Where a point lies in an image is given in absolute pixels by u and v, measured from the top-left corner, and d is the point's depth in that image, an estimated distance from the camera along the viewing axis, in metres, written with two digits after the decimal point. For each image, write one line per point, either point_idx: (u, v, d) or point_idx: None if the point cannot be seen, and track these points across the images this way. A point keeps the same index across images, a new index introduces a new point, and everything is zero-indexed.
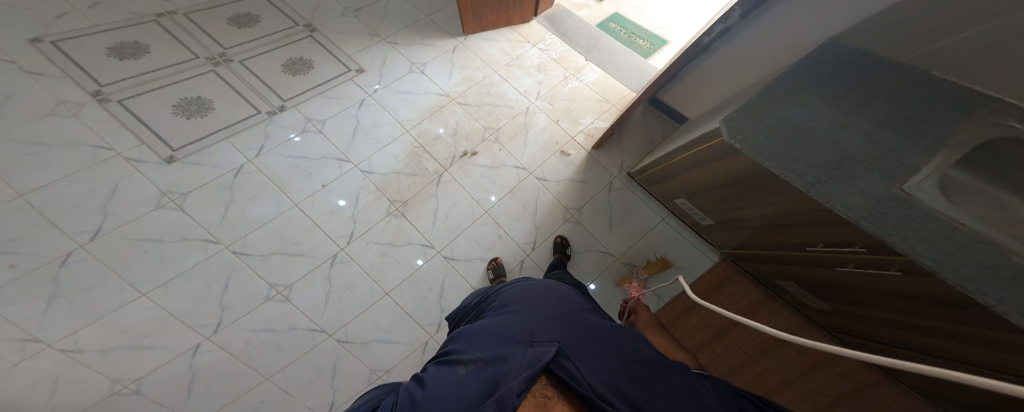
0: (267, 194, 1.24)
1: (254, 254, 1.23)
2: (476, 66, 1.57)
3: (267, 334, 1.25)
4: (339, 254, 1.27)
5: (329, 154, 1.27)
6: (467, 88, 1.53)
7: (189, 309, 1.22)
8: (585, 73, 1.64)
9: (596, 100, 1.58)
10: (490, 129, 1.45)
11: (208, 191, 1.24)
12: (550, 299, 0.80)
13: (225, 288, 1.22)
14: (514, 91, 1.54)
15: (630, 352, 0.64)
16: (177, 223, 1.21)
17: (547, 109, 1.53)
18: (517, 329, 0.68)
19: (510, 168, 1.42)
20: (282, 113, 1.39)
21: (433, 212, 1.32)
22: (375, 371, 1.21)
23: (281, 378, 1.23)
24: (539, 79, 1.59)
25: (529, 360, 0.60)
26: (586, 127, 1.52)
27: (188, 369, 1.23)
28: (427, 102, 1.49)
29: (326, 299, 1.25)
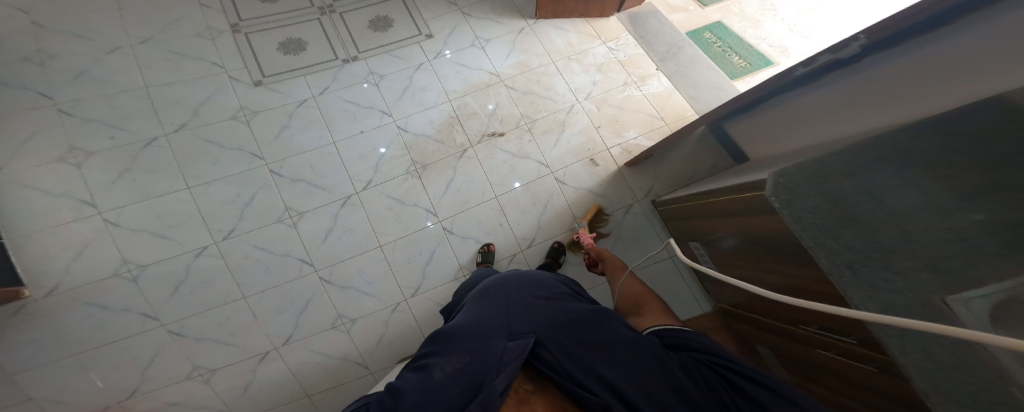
0: (317, 127, 1.42)
1: (285, 176, 1.37)
2: (536, 53, 1.61)
3: (263, 253, 1.31)
4: (352, 198, 1.37)
5: (377, 106, 1.47)
6: (522, 72, 1.58)
7: (214, 210, 1.35)
8: (648, 83, 1.62)
9: (643, 116, 1.56)
10: (526, 119, 1.50)
11: (274, 114, 1.44)
12: (525, 286, 0.81)
13: (250, 200, 1.35)
14: (564, 86, 1.57)
15: (601, 329, 0.67)
16: (240, 135, 1.40)
17: (591, 112, 1.54)
18: (495, 324, 0.68)
19: (533, 162, 1.45)
20: (354, 63, 1.54)
21: (447, 183, 1.39)
22: (341, 317, 1.26)
23: (256, 300, 1.28)
24: (595, 79, 1.60)
25: (512, 354, 0.62)
26: (623, 141, 1.52)
27: (184, 268, 1.31)
28: (477, 77, 1.56)
29: (326, 234, 1.33)
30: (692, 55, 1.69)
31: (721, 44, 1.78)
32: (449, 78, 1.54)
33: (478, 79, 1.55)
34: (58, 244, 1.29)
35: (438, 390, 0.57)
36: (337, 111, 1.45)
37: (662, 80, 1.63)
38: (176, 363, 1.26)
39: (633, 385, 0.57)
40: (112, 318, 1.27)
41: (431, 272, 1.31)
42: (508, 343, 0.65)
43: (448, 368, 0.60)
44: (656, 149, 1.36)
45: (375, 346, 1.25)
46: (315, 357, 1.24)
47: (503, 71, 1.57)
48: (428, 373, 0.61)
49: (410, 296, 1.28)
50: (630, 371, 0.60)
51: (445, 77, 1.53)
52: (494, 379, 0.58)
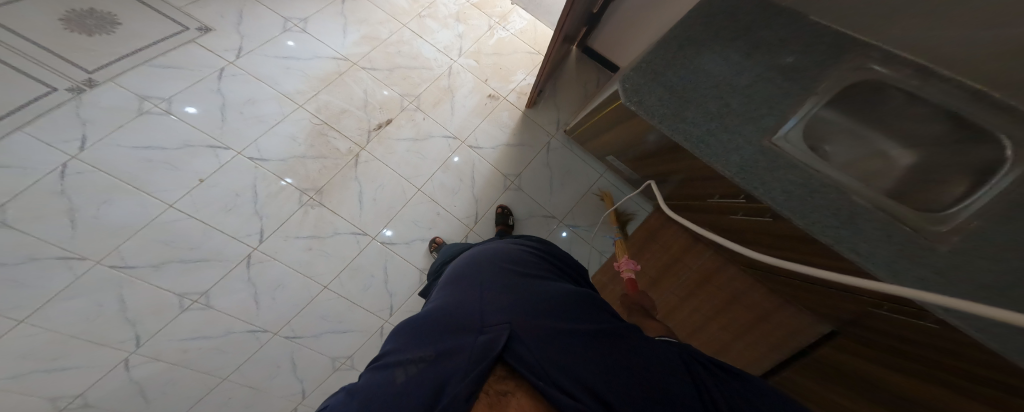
0: (125, 193, 0.98)
1: (141, 265, 1.02)
2: (377, 20, 1.31)
3: (203, 340, 1.13)
4: (255, 254, 1.09)
5: (196, 141, 1.06)
6: (372, 46, 1.28)
7: (91, 330, 1.00)
8: (512, 19, 1.43)
9: (524, 53, 1.40)
10: (409, 97, 1.26)
11: (33, 198, 0.90)
12: (500, 259, 0.67)
13: (122, 303, 1.02)
14: (431, 48, 1.32)
15: (586, 322, 0.51)
16: (7, 240, 0.89)
17: (472, 68, 1.33)
18: (464, 312, 0.52)
19: (439, 138, 1.26)
20: (99, 90, 0.99)
21: (356, 195, 1.08)
22: (336, 358, 1.22)
23: (240, 376, 1.17)
24: (459, 31, 1.37)
25: (480, 349, 0.44)
26: (516, 84, 1.35)
27: (129, 382, 1.07)
28: (319, 69, 1.22)
29: (256, 300, 1.13)
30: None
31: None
32: (280, 80, 1.18)
33: (325, 69, 1.22)
34: None
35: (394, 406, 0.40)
36: (137, 164, 1.00)
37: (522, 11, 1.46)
38: None
39: (620, 390, 0.42)
40: None
41: (395, 289, 1.21)
42: (477, 335, 0.46)
43: (409, 370, 0.45)
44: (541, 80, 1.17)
45: None
46: None
47: (349, 52, 1.26)
48: (385, 380, 0.45)
49: (389, 316, 1.22)
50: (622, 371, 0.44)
51: (274, 79, 1.17)
52: (460, 382, 0.41)
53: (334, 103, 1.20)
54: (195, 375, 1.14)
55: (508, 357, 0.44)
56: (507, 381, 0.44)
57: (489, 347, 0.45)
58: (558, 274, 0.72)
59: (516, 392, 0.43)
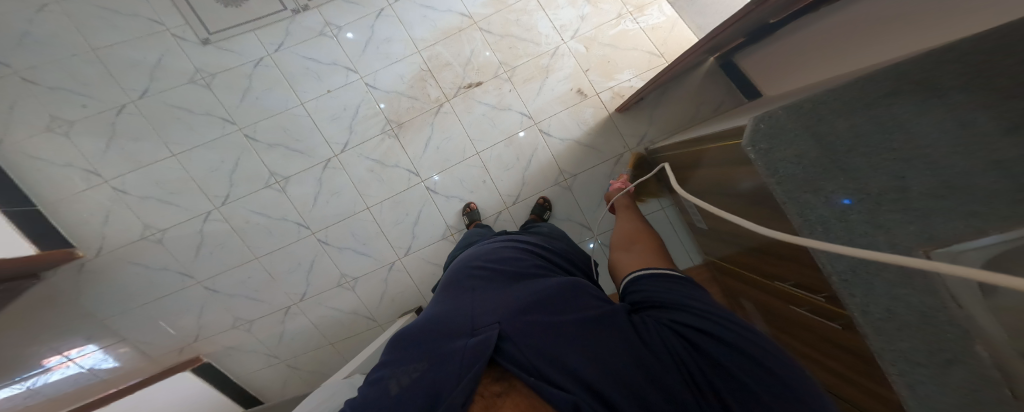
0: (280, 86, 1.32)
1: (261, 141, 1.34)
2: None
3: (262, 217, 1.39)
4: (333, 161, 1.34)
5: (339, 61, 1.29)
6: (496, 9, 1.29)
7: (205, 177, 1.39)
8: (649, 12, 1.31)
9: (642, 53, 1.32)
10: (505, 67, 1.30)
11: (232, 75, 1.33)
12: (495, 267, 0.73)
13: (235, 165, 1.37)
14: (547, 23, 1.30)
15: (566, 311, 0.57)
16: (204, 98, 1.35)
17: (579, 54, 1.31)
18: (453, 323, 0.58)
19: (515, 113, 1.32)
20: (305, 14, 1.28)
21: (426, 142, 1.32)
22: (345, 276, 1.40)
23: (266, 261, 1.42)
24: (584, 13, 1.31)
25: (470, 353, 0.51)
26: (615, 84, 1.33)
27: (197, 232, 1.44)
28: (446, 22, 1.29)
29: (315, 198, 1.37)
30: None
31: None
32: (414, 23, 1.28)
33: (449, 23, 1.29)
34: (87, 214, 1.42)
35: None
36: (298, 69, 1.30)
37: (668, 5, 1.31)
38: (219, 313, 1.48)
39: (605, 375, 0.47)
40: (157, 274, 1.47)
41: (419, 233, 1.37)
42: (467, 340, 0.54)
43: (404, 380, 0.51)
44: (647, 89, 1.18)
45: (380, 300, 1.42)
46: (329, 311, 1.44)
47: (476, 11, 1.29)
48: (378, 393, 0.51)
49: (403, 255, 1.38)
50: (601, 355, 0.49)
51: (410, 23, 1.28)
52: (453, 386, 0.48)
53: (444, 55, 1.29)
54: (241, 243, 1.42)
55: (500, 360, 0.51)
56: (499, 383, 0.50)
57: (478, 350, 0.51)
58: (548, 268, 0.78)
59: (511, 389, 0.49)
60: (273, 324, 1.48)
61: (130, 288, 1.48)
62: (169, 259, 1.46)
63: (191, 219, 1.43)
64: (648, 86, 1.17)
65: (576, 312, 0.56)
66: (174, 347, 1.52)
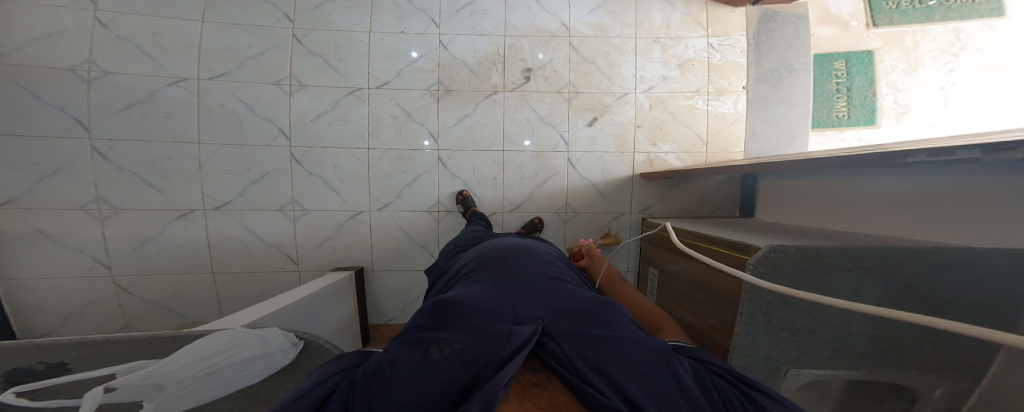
0: (360, 10, 1.28)
1: (305, 46, 1.26)
2: (623, 23, 1.40)
3: (244, 108, 1.25)
4: (361, 91, 1.29)
5: (428, 11, 1.30)
6: (595, 35, 1.39)
7: (214, 51, 1.24)
8: (725, 99, 1.48)
9: (692, 135, 1.50)
10: (571, 87, 1.40)
11: None
12: (530, 266, 0.72)
13: (256, 55, 1.25)
14: (631, 70, 1.42)
15: (601, 322, 0.57)
16: None
17: (642, 109, 1.45)
18: (491, 308, 0.58)
19: (557, 134, 1.42)
20: None
21: (461, 117, 1.35)
22: (292, 203, 1.28)
23: (209, 153, 1.25)
24: (669, 75, 1.44)
25: (514, 339, 0.53)
26: (654, 151, 1.49)
27: (149, 92, 1.24)
28: (545, 23, 1.36)
29: (317, 115, 1.28)
30: (799, 80, 1.41)
31: (846, 81, 1.37)
32: (515, 9, 1.34)
33: (546, 25, 1.36)
34: (23, 19, 1.19)
35: (436, 377, 0.47)
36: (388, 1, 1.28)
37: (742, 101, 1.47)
38: (71, 188, 1.21)
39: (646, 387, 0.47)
40: (46, 112, 1.19)
41: (405, 196, 1.35)
42: (511, 326, 0.55)
43: (442, 350, 0.51)
44: (679, 174, 1.33)
45: (318, 244, 1.32)
46: (247, 235, 1.28)
47: (576, 26, 1.37)
48: (418, 349, 0.51)
49: (377, 209, 1.33)
50: (633, 364, 0.50)
51: (512, 7, 1.33)
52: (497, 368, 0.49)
53: (524, 51, 1.35)
54: (194, 120, 1.25)
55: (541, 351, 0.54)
56: (536, 373, 0.54)
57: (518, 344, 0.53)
58: (576, 276, 0.78)
59: (545, 383, 0.52)
60: (140, 226, 1.25)
61: None
62: (80, 103, 1.21)
63: (158, 77, 1.24)
64: (674, 172, 1.33)
65: (608, 323, 0.56)
66: None
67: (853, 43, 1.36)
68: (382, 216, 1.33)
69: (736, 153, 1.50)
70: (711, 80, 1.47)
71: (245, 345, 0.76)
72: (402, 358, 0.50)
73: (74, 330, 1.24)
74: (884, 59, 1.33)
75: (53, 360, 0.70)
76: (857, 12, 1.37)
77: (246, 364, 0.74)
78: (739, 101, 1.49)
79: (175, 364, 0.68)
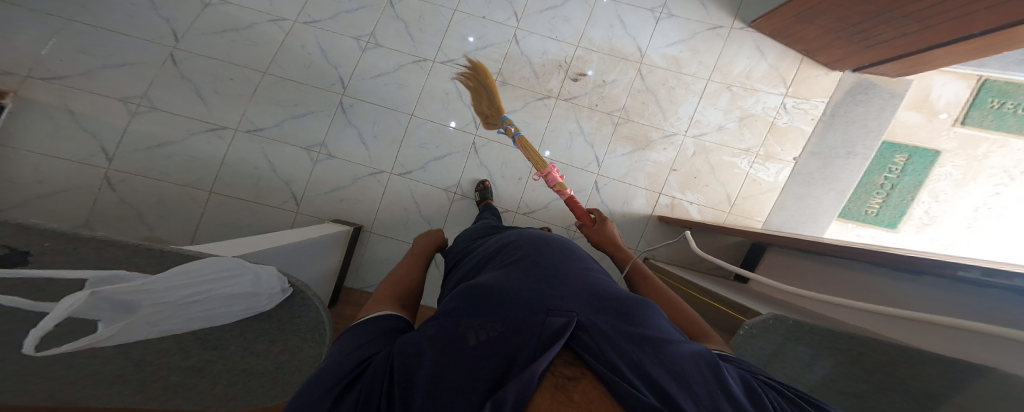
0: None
1: (396, 12, 1.36)
2: (698, 62, 1.40)
3: (320, 52, 1.35)
4: (426, 62, 1.35)
5: (515, 7, 1.38)
6: (667, 67, 1.39)
7: (320, 1, 1.37)
8: (768, 165, 1.41)
9: (721, 193, 1.42)
10: (622, 113, 1.39)
11: None
12: (558, 251, 0.54)
13: (351, 11, 1.36)
14: (688, 112, 1.40)
15: (650, 321, 0.38)
16: None
17: (686, 151, 1.41)
18: (520, 285, 0.41)
19: (591, 156, 1.40)
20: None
21: (508, 112, 1.37)
22: (316, 147, 1.28)
23: (269, 82, 1.32)
24: (726, 125, 1.41)
25: (548, 329, 0.34)
26: (679, 197, 1.42)
27: (248, 23, 1.36)
28: (621, 46, 1.39)
29: (380, 74, 1.34)
30: (853, 165, 1.36)
31: (896, 177, 1.36)
32: (596, 24, 1.38)
33: (623, 46, 1.39)
34: None
35: (445, 363, 0.29)
36: None
37: (788, 172, 1.40)
38: (134, 81, 1.28)
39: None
40: (158, 14, 1.34)
41: (430, 170, 1.31)
42: (540, 313, 0.36)
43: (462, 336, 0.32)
44: (698, 226, 1.27)
45: (327, 190, 1.27)
46: (262, 164, 1.26)
47: (652, 55, 1.39)
48: (420, 327, 0.34)
49: (397, 174, 1.29)
50: (701, 390, 0.30)
51: (594, 22, 1.38)
52: (530, 354, 0.31)
53: (590, 65, 1.38)
54: (271, 53, 1.34)
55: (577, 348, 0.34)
56: (572, 367, 0.33)
57: (551, 326, 0.35)
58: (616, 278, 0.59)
59: (583, 379, 0.32)
60: (167, 128, 1.25)
61: (106, 3, 1.32)
62: (186, 18, 1.35)
63: (261, 13, 1.37)
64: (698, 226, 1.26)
65: (663, 329, 0.37)
66: (11, 66, 1.22)
67: (928, 137, 1.33)
68: (398, 183, 1.29)
69: (756, 221, 1.43)
70: (766, 140, 1.41)
71: (238, 280, 0.64)
72: (401, 338, 0.32)
73: (40, 209, 1.17)
74: (944, 164, 1.32)
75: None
76: (955, 105, 1.32)
77: (229, 301, 0.62)
78: (785, 172, 1.42)
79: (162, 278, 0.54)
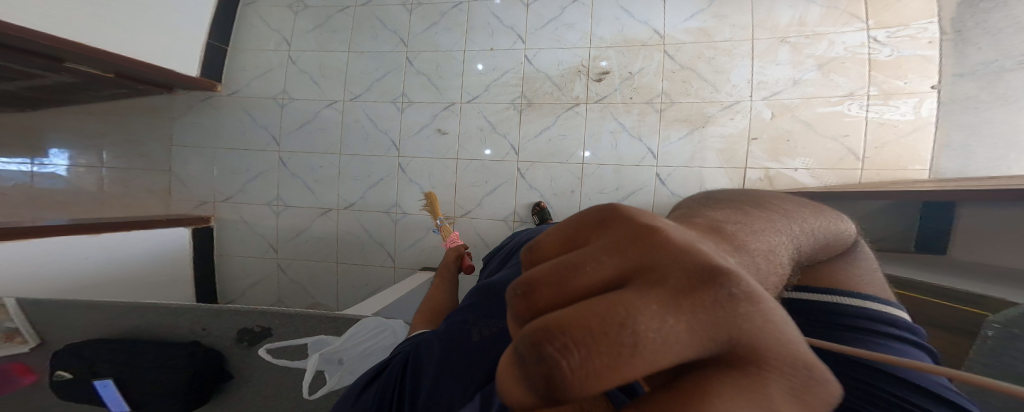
0: (458, 29, 1.39)
1: (415, 66, 1.44)
2: (734, 21, 1.22)
3: (371, 123, 1.52)
4: (455, 105, 1.42)
5: (516, 28, 1.35)
6: (696, 41, 1.24)
7: (356, 75, 1.52)
8: (896, 103, 1.14)
9: (837, 148, 1.18)
10: (664, 98, 1.26)
11: (432, 7, 1.42)
12: None
13: (381, 77, 1.49)
14: (743, 75, 1.22)
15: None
16: (396, 17, 1.46)
17: (760, 118, 1.21)
18: None
19: (643, 149, 1.31)
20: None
21: (542, 130, 1.36)
22: (394, 207, 1.53)
23: (345, 160, 1.57)
24: (800, 78, 1.19)
25: None
26: (775, 167, 1.21)
27: (312, 113, 1.60)
28: (636, 33, 1.27)
29: (422, 128, 1.46)
30: None
31: None
32: (601, 20, 1.29)
33: (637, 34, 1.27)
34: (251, 64, 1.66)
35: (450, 371, 0.48)
36: (480, 22, 1.37)
37: (932, 105, 1.11)
38: (265, 187, 1.68)
39: None
40: (253, 127, 1.68)
41: (486, 204, 1.44)
42: None
43: None
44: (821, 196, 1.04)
45: (411, 243, 1.54)
46: (361, 229, 1.58)
47: (672, 33, 1.25)
48: (438, 336, 0.52)
49: (460, 215, 1.47)
50: None
51: (598, 19, 1.29)
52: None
53: (610, 60, 1.28)
54: (337, 135, 1.57)
55: None
56: None
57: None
58: None
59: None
60: (298, 219, 1.66)
61: (225, 130, 1.70)
62: (275, 123, 1.65)
63: (318, 100, 1.58)
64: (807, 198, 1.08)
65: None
66: (197, 199, 1.74)
67: None
68: (467, 221, 1.46)
69: (914, 171, 1.14)
70: (873, 78, 1.14)
71: (386, 334, 0.93)
72: (431, 344, 0.52)
73: (255, 293, 1.74)
74: None
75: (265, 325, 0.95)
76: None
77: (386, 348, 0.92)
78: (927, 104, 1.12)
79: (347, 343, 0.90)
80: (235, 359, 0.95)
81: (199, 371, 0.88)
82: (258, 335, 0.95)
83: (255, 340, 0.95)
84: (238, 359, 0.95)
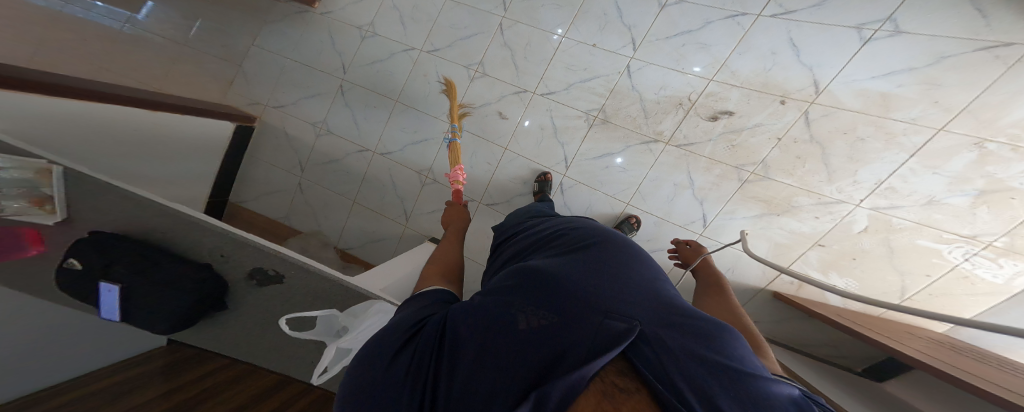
0: (568, 9, 1.31)
1: (506, 38, 1.39)
2: (933, 104, 0.98)
3: (440, 81, 1.50)
4: (526, 94, 1.38)
5: (639, 34, 1.23)
6: (862, 110, 1.04)
7: (443, 29, 1.49)
8: (1001, 261, 0.98)
9: (891, 283, 1.10)
10: (754, 166, 1.16)
11: None
12: (619, 248, 0.56)
13: (466, 38, 1.45)
14: (881, 170, 1.05)
15: (722, 350, 0.35)
16: None
17: (855, 225, 1.10)
18: (583, 287, 0.43)
19: (698, 212, 1.23)
20: None
21: (604, 154, 1.31)
22: (423, 171, 1.51)
23: (400, 107, 1.55)
24: (943, 199, 1.01)
25: (601, 332, 0.36)
26: (817, 278, 1.16)
27: (387, 53, 1.58)
28: (784, 80, 1.10)
29: (485, 104, 1.43)
30: None
31: None
32: (749, 50, 1.13)
33: (786, 80, 1.10)
34: None
35: (507, 348, 0.34)
36: (597, 9, 1.27)
37: None
38: (317, 108, 1.70)
39: None
40: (333, 44, 1.69)
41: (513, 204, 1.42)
42: (593, 314, 0.38)
43: (525, 323, 0.37)
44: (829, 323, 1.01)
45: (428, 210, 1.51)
46: (387, 179, 1.56)
47: (835, 91, 1.06)
48: (495, 306, 0.40)
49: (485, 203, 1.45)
50: None
51: (745, 48, 1.13)
52: (585, 358, 0.33)
53: (725, 103, 1.17)
54: (403, 82, 1.56)
55: (628, 352, 0.36)
56: (624, 378, 0.34)
57: (613, 337, 0.36)
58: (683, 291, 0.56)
59: (636, 394, 0.32)
60: (334, 149, 1.66)
61: (306, 43, 1.74)
62: (351, 52, 1.65)
63: (399, 43, 1.57)
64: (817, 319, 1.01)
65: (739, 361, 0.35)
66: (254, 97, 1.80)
67: None
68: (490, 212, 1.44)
69: None
70: (1019, 227, 0.95)
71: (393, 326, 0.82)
72: (478, 309, 0.41)
73: (266, 203, 1.77)
74: None
75: (279, 271, 0.79)
76: None
77: None
78: None
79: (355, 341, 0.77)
80: (237, 296, 0.82)
81: (206, 294, 0.79)
82: (270, 278, 0.80)
83: (265, 283, 0.80)
84: (240, 298, 0.82)
